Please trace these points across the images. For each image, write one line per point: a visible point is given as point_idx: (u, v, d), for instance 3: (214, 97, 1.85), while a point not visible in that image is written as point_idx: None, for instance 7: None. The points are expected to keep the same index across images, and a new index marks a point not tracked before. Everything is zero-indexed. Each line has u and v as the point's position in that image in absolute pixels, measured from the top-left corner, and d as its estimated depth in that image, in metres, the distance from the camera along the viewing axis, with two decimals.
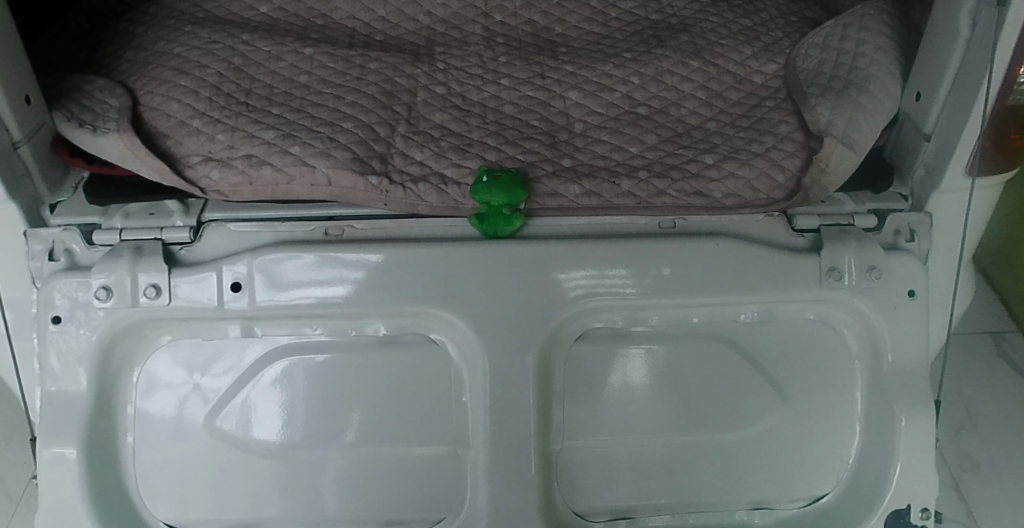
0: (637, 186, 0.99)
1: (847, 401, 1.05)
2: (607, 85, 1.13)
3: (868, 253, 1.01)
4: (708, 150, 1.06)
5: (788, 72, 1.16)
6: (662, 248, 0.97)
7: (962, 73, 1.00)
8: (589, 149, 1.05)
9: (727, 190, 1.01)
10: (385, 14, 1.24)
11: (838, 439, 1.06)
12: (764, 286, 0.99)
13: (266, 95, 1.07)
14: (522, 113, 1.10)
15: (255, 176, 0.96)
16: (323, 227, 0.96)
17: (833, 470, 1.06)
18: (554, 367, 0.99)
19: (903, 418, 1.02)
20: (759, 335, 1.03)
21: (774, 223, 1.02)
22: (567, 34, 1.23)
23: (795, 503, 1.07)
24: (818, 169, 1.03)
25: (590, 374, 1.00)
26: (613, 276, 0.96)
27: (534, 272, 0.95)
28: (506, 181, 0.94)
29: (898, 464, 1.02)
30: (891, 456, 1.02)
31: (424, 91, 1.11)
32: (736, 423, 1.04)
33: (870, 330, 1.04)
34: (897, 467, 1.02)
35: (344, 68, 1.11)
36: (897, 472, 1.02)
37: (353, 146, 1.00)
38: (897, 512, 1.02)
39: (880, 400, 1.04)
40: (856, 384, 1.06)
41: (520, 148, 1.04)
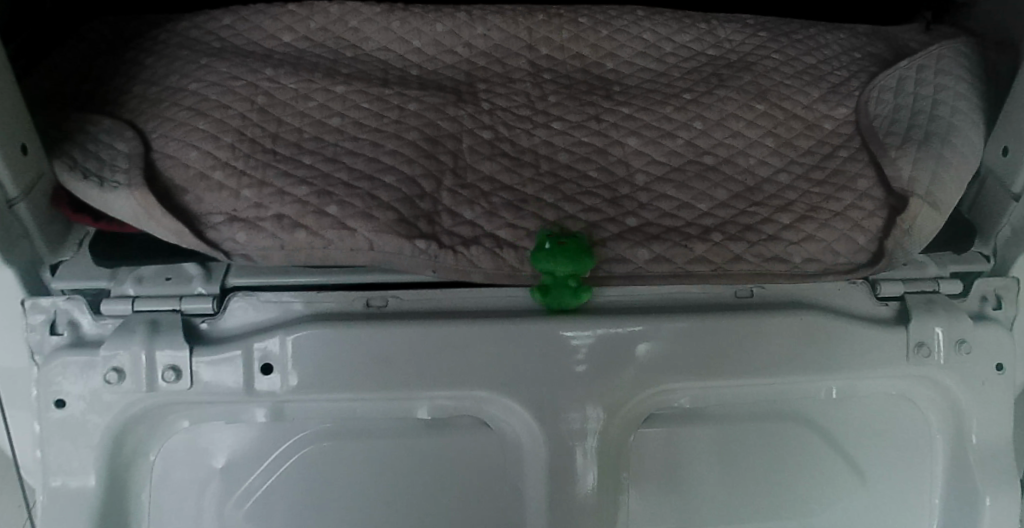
0: (710, 251, 0.90)
1: (924, 482, 0.96)
2: (668, 130, 1.05)
3: (959, 324, 0.90)
4: (783, 208, 0.96)
5: (860, 116, 1.06)
6: (740, 323, 0.86)
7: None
8: (654, 206, 0.96)
9: (808, 254, 0.92)
10: (421, 45, 1.16)
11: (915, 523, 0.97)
12: (847, 364, 0.89)
13: (295, 141, 0.97)
14: (577, 162, 1.01)
15: (287, 240, 0.85)
16: (364, 297, 0.85)
17: None
18: (627, 452, 0.89)
19: (986, 496, 0.92)
20: (838, 413, 0.93)
21: (857, 291, 0.92)
22: (618, 70, 1.16)
23: None
24: (901, 231, 0.92)
25: (660, 458, 0.90)
26: (686, 355, 0.85)
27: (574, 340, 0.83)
28: (570, 247, 0.83)
29: None
30: None
31: (470, 135, 1.01)
32: (809, 509, 0.95)
33: (957, 409, 0.93)
34: None
35: (381, 110, 1.03)
36: None
37: (396, 204, 0.89)
38: None
39: (959, 478, 0.94)
40: (934, 462, 0.96)
41: (579, 205, 0.94)
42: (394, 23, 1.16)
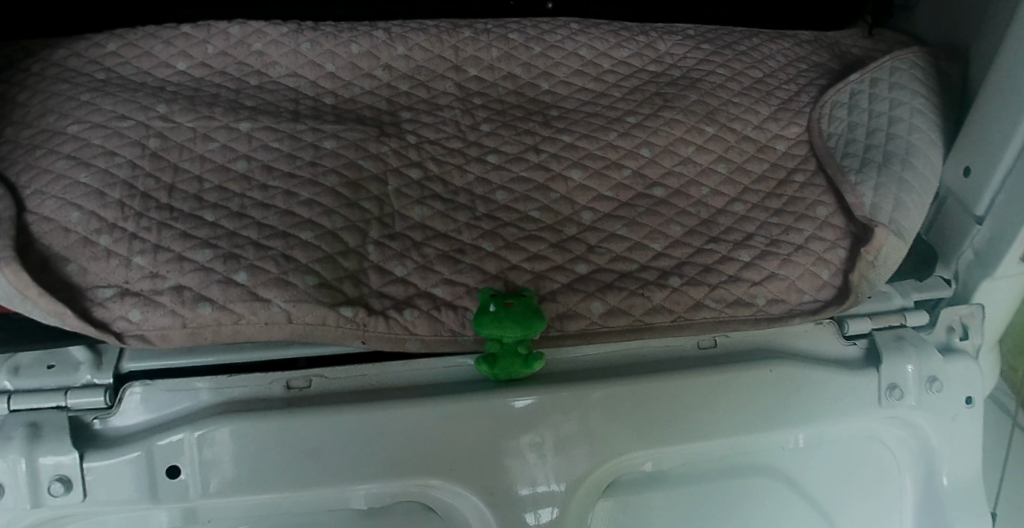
0: (668, 298, 0.83)
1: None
2: (613, 159, 0.99)
3: (929, 361, 0.86)
4: (742, 243, 0.91)
5: (812, 135, 1.02)
6: (706, 381, 0.79)
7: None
8: (604, 247, 0.88)
9: (770, 295, 0.86)
10: (336, 69, 1.06)
11: None
12: (815, 415, 0.83)
13: (194, 193, 0.86)
14: (518, 202, 0.93)
15: (190, 316, 0.74)
16: (283, 378, 0.74)
17: None
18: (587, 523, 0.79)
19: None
20: (809, 465, 0.87)
21: (824, 332, 0.86)
22: (554, 92, 1.08)
23: None
24: (866, 263, 0.87)
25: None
26: (650, 421, 0.78)
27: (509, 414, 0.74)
28: (519, 310, 0.75)
29: None
30: None
31: (396, 176, 0.93)
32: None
33: (928, 450, 0.88)
34: None
35: (294, 150, 0.93)
36: None
37: (316, 265, 0.79)
38: None
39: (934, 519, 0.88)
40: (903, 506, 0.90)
41: (523, 253, 0.86)
42: (304, 46, 1.06)
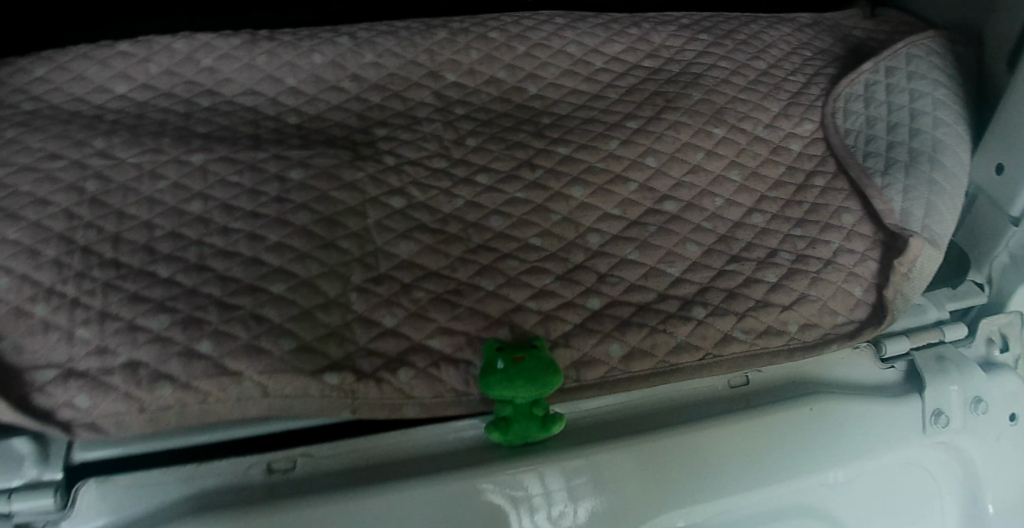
0: (694, 333, 0.76)
1: None
2: (617, 171, 0.89)
3: (972, 381, 0.79)
4: (766, 261, 0.83)
5: (828, 132, 0.94)
6: (732, 427, 0.73)
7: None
8: (616, 276, 0.79)
9: (802, 320, 0.79)
10: (297, 82, 0.94)
11: None
12: (853, 451, 0.76)
13: (144, 242, 0.75)
14: (515, 228, 0.83)
15: (149, 400, 0.65)
16: (262, 462, 0.64)
17: None
18: None
19: None
20: (856, 506, 0.78)
21: (862, 358, 0.80)
22: (544, 96, 0.98)
23: None
24: (901, 275, 0.81)
25: None
26: (679, 477, 0.70)
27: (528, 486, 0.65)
28: (532, 366, 0.66)
29: None
30: None
31: (375, 206, 0.82)
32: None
33: (972, 476, 0.81)
34: None
35: (256, 184, 0.82)
36: None
37: (291, 325, 0.70)
38: None
39: None
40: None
41: (527, 291, 0.77)
42: (260, 58, 0.94)
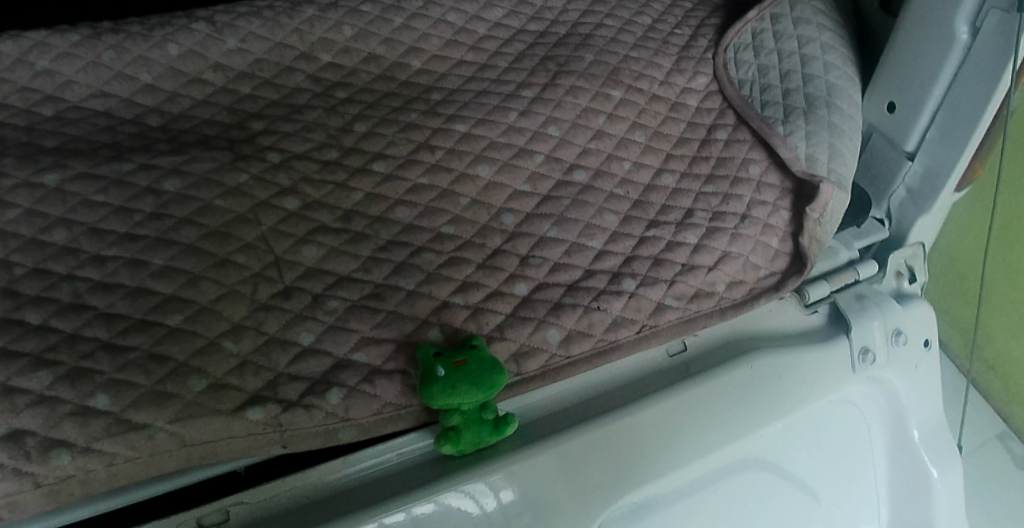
0: (628, 307, 0.74)
1: (876, 484, 0.85)
2: (521, 145, 0.84)
3: (893, 315, 0.82)
4: (685, 222, 0.81)
5: (723, 84, 0.93)
6: (682, 397, 0.72)
7: (956, 88, 0.81)
8: (538, 257, 0.76)
9: (728, 277, 0.79)
10: (153, 78, 0.83)
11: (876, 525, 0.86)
12: (795, 400, 0.77)
13: (5, 285, 0.66)
14: (425, 217, 0.77)
15: (43, 472, 0.57)
16: (190, 519, 0.58)
17: None
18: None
19: (935, 470, 0.84)
20: (792, 449, 0.80)
21: (786, 308, 0.81)
22: (430, 70, 0.90)
23: None
24: (813, 222, 0.81)
25: None
26: (632, 456, 0.69)
27: (482, 494, 0.63)
28: (475, 367, 0.63)
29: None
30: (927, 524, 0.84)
31: (267, 210, 0.74)
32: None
33: (895, 404, 0.85)
34: None
35: (126, 201, 0.72)
36: None
37: (198, 361, 0.63)
38: None
39: (910, 464, 0.85)
40: (879, 459, 0.86)
41: (450, 285, 0.72)
42: (105, 54, 0.82)
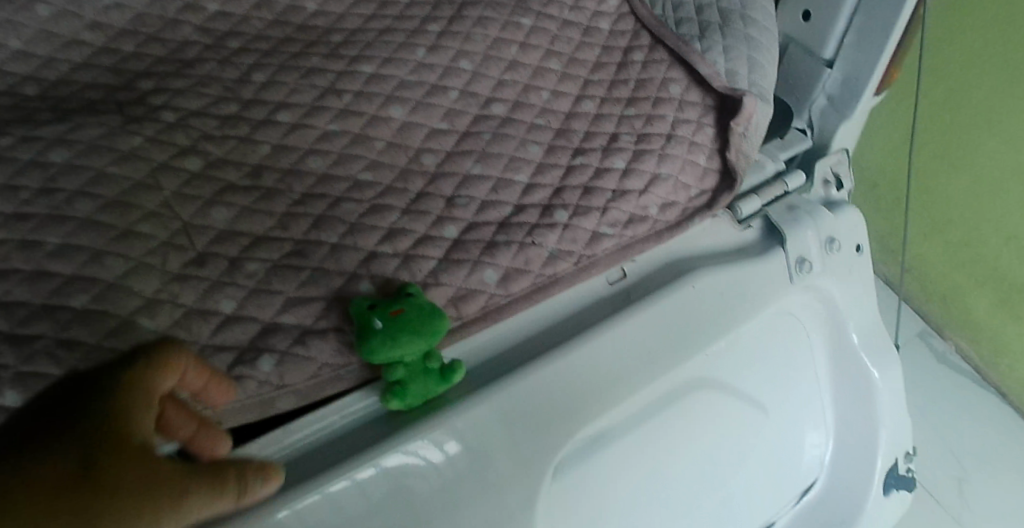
0: (563, 239, 0.72)
1: (818, 386, 0.88)
2: (433, 82, 0.80)
3: (825, 223, 0.82)
4: (610, 148, 0.79)
5: (635, 5, 0.90)
6: (627, 324, 0.71)
7: None
8: (464, 196, 0.73)
9: (660, 200, 0.78)
10: (22, 42, 0.75)
11: (820, 426, 0.89)
12: (742, 314, 0.77)
13: None
14: (339, 165, 0.72)
15: None
16: None
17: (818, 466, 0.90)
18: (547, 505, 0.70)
19: (874, 370, 0.87)
20: (739, 363, 0.81)
21: (721, 225, 0.81)
22: (326, 11, 0.84)
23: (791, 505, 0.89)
24: (739, 136, 0.81)
25: (581, 494, 0.73)
26: (584, 388, 0.68)
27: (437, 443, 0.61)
28: (413, 316, 0.60)
29: (881, 428, 0.87)
30: (873, 420, 0.87)
31: (169, 174, 0.69)
32: (728, 487, 0.83)
33: (832, 309, 0.86)
34: (881, 434, 0.87)
35: (9, 178, 0.66)
36: (881, 438, 0.87)
37: (113, 343, 0.58)
38: (891, 469, 0.88)
39: (850, 365, 0.88)
40: (820, 363, 0.88)
41: (376, 234, 0.68)
42: None
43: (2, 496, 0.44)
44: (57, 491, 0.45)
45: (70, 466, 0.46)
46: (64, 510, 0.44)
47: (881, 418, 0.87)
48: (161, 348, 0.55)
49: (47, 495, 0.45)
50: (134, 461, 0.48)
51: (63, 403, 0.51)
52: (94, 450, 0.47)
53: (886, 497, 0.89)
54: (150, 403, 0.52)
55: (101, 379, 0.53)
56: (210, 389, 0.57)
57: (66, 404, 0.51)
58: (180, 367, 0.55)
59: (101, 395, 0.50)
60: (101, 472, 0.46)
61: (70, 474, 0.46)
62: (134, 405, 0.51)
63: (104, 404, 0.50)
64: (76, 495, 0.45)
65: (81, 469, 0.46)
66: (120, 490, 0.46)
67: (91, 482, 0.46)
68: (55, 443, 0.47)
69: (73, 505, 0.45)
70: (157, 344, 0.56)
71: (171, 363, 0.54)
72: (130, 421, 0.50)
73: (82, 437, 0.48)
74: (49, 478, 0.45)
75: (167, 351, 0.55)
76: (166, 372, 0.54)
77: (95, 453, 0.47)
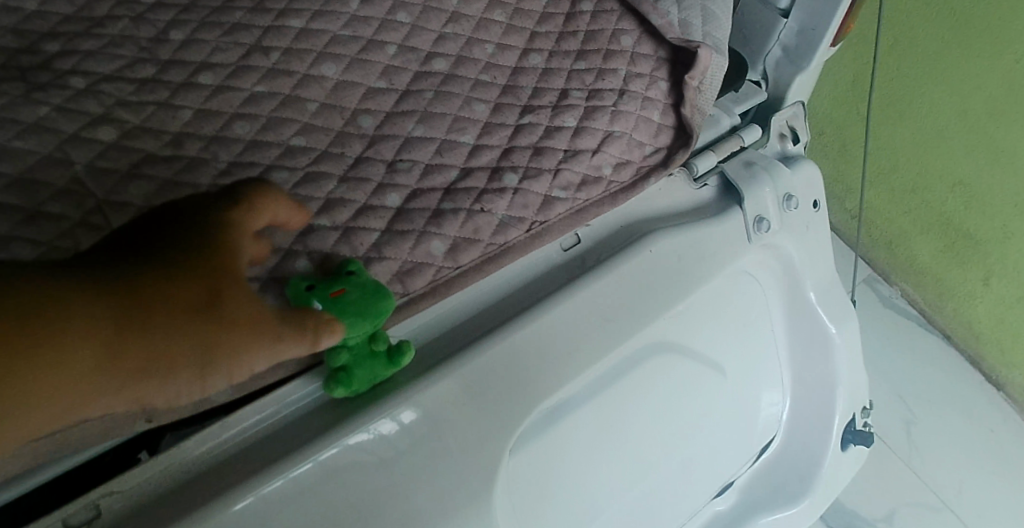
0: (514, 205, 0.69)
1: (775, 343, 0.87)
2: (368, 37, 0.74)
3: (782, 179, 0.80)
4: (561, 104, 0.75)
5: None
6: (586, 294, 0.68)
7: None
8: (406, 161, 0.68)
9: (614, 159, 0.74)
10: None
11: (778, 383, 0.88)
12: (703, 277, 0.75)
13: None
14: (270, 130, 0.67)
15: None
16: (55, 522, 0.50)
17: (776, 422, 0.90)
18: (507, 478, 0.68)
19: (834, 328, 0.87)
20: (700, 325, 0.79)
21: (676, 184, 0.78)
22: None
23: (749, 463, 0.90)
24: (694, 90, 0.77)
25: (542, 465, 0.71)
26: (543, 362, 0.65)
27: (392, 428, 0.58)
28: (356, 296, 0.56)
29: (840, 385, 0.88)
30: (832, 376, 0.88)
31: (79, 146, 0.62)
32: (687, 449, 0.82)
33: (790, 267, 0.85)
34: (839, 391, 0.88)
35: None
36: (839, 395, 0.88)
37: None
38: (847, 424, 0.89)
39: (809, 323, 0.87)
40: (776, 321, 0.87)
41: (312, 206, 0.63)
42: None
43: (130, 315, 0.44)
44: (192, 310, 0.46)
45: (191, 294, 0.46)
46: (193, 329, 0.46)
47: (840, 375, 0.88)
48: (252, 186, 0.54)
49: (179, 310, 0.45)
50: (244, 292, 0.49)
51: (150, 232, 0.50)
52: (214, 282, 0.48)
53: (844, 452, 0.90)
54: (245, 238, 0.52)
55: (198, 206, 0.52)
56: (294, 219, 0.58)
57: (165, 223, 0.50)
58: (276, 204, 0.55)
59: (207, 224, 0.50)
60: (219, 299, 0.47)
61: (190, 295, 0.46)
62: (235, 240, 0.51)
63: (211, 233, 0.50)
64: (199, 319, 0.46)
65: (204, 291, 0.47)
66: (233, 320, 0.47)
67: (210, 306, 0.46)
68: (172, 260, 0.47)
69: (202, 327, 0.46)
70: (243, 183, 0.55)
71: (266, 203, 0.54)
72: (235, 255, 0.50)
73: (196, 261, 0.47)
74: (172, 298, 0.46)
75: (260, 192, 0.54)
76: (261, 211, 0.54)
77: (210, 280, 0.47)
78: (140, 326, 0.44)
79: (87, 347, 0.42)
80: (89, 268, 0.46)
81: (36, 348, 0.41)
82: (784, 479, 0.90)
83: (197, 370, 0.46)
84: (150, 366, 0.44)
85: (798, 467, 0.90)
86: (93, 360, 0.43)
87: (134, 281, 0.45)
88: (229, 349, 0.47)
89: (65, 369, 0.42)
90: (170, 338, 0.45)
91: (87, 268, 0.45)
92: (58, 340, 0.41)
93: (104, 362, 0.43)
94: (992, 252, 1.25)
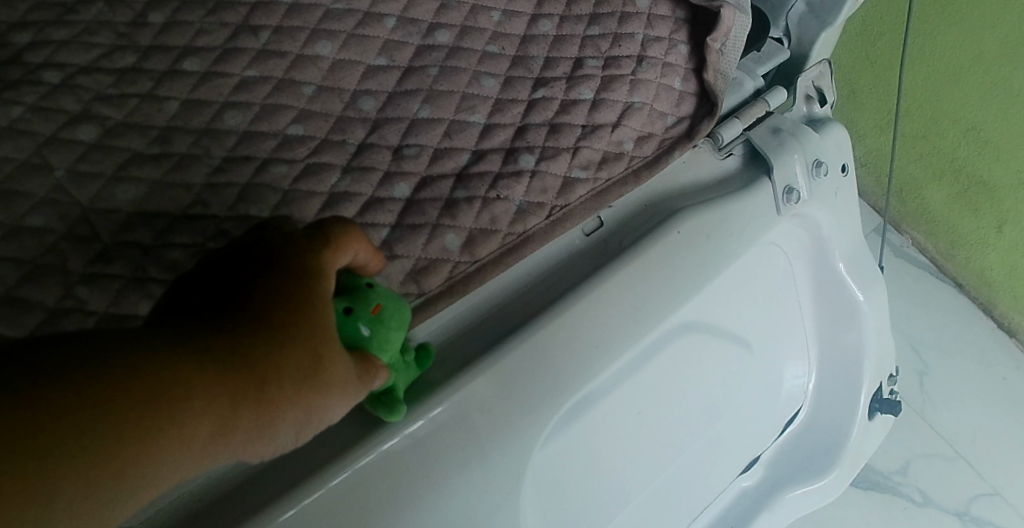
0: (532, 190, 0.64)
1: (799, 314, 0.84)
2: (364, 9, 0.68)
3: (811, 145, 0.75)
4: (576, 75, 0.70)
5: None
6: (616, 280, 0.64)
7: None
8: (414, 146, 0.63)
9: (635, 133, 0.69)
10: None
11: (800, 354, 0.86)
12: (731, 254, 0.71)
13: None
14: (264, 120, 0.61)
15: None
16: None
17: (802, 393, 0.87)
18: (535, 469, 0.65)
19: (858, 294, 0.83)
20: (727, 303, 0.76)
21: (699, 156, 0.73)
22: None
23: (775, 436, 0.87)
24: (716, 53, 0.72)
25: (569, 456, 0.68)
26: (571, 355, 0.62)
27: (415, 435, 0.55)
28: (392, 311, 0.52)
29: (870, 354, 0.85)
30: (860, 344, 0.85)
31: (59, 149, 0.57)
32: (710, 433, 0.78)
33: (815, 235, 0.81)
34: (868, 361, 0.85)
35: None
36: (868, 365, 0.85)
37: None
38: (875, 393, 0.87)
39: (835, 291, 0.84)
40: (799, 290, 0.84)
41: (315, 202, 0.59)
42: None
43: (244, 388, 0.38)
44: (299, 379, 0.41)
45: (298, 359, 0.41)
46: (299, 399, 0.41)
47: (870, 344, 0.84)
48: (343, 226, 0.48)
49: (287, 379, 0.40)
50: (343, 351, 0.44)
51: (238, 274, 0.43)
52: (319, 343, 0.42)
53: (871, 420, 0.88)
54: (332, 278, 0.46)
55: (286, 244, 0.45)
56: (374, 263, 0.52)
57: (249, 262, 0.43)
58: (359, 242, 0.49)
59: (302, 269, 0.43)
60: (321, 360, 0.42)
61: (300, 359, 0.41)
62: (326, 285, 0.45)
63: (308, 282, 0.43)
64: (307, 386, 0.41)
65: (310, 356, 0.41)
66: (333, 383, 0.43)
67: (316, 372, 0.41)
68: (273, 316, 0.41)
69: (307, 397, 0.41)
70: (332, 221, 0.48)
71: (353, 244, 0.48)
72: (329, 303, 0.44)
73: (302, 320, 0.42)
74: (283, 364, 0.40)
75: (351, 234, 0.48)
76: (348, 251, 0.48)
77: (315, 342, 0.42)
78: (251, 401, 0.39)
79: (198, 428, 0.37)
80: (187, 327, 0.39)
81: (152, 431, 0.35)
82: (812, 450, 0.88)
83: (293, 434, 0.42)
84: (256, 436, 0.40)
85: (825, 437, 0.88)
86: (202, 439, 0.37)
87: (238, 344, 0.39)
88: (325, 414, 0.43)
89: (177, 449, 0.37)
90: (277, 408, 0.40)
91: (184, 329, 0.39)
92: (172, 423, 0.36)
93: (212, 439, 0.38)
94: (1005, 199, 1.18)
